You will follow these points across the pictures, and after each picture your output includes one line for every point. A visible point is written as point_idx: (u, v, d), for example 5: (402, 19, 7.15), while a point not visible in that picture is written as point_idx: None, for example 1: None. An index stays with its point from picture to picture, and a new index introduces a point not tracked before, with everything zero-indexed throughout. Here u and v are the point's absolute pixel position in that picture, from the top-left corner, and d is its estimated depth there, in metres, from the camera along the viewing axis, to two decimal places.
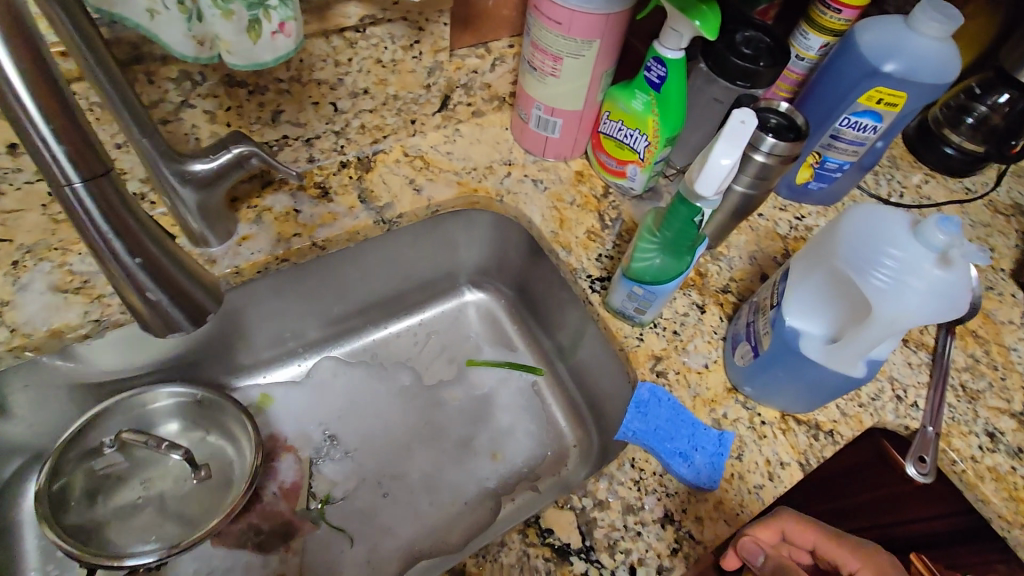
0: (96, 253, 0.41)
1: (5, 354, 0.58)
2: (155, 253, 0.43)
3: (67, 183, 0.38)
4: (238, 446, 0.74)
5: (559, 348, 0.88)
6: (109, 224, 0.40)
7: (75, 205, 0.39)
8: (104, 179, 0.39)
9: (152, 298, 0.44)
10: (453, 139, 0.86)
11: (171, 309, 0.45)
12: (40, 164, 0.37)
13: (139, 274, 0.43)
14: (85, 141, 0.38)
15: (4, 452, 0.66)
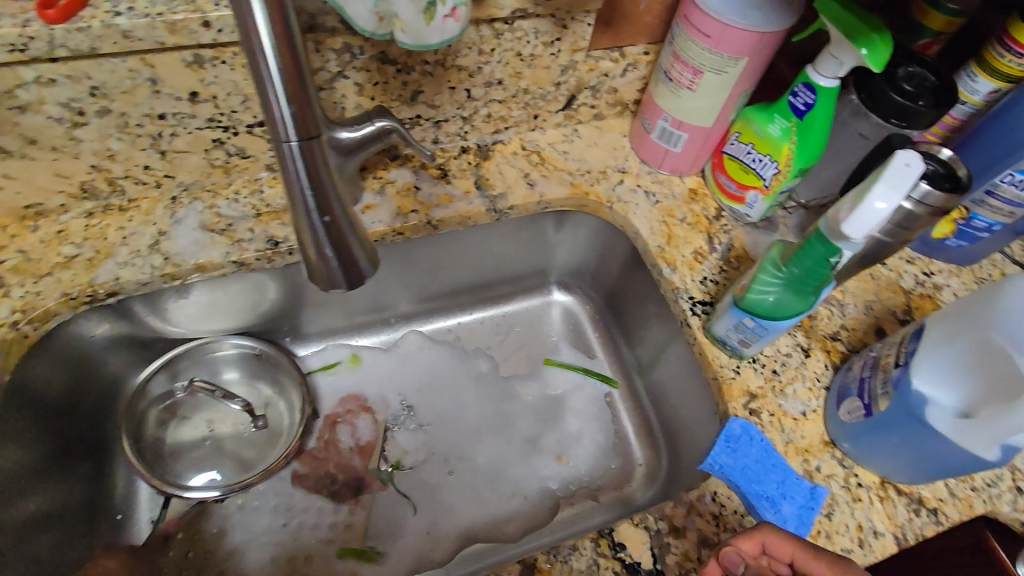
0: (293, 205, 0.45)
1: (156, 280, 0.65)
2: (339, 215, 0.46)
3: (286, 140, 0.42)
4: (292, 399, 0.78)
5: (640, 365, 0.87)
6: (308, 182, 0.44)
7: (288, 160, 0.43)
8: (313, 143, 0.43)
9: (323, 253, 0.47)
10: (571, 139, 0.86)
11: (336, 269, 0.48)
12: (269, 121, 0.42)
13: (320, 231, 0.46)
14: (307, 105, 0.42)
15: (133, 361, 0.73)
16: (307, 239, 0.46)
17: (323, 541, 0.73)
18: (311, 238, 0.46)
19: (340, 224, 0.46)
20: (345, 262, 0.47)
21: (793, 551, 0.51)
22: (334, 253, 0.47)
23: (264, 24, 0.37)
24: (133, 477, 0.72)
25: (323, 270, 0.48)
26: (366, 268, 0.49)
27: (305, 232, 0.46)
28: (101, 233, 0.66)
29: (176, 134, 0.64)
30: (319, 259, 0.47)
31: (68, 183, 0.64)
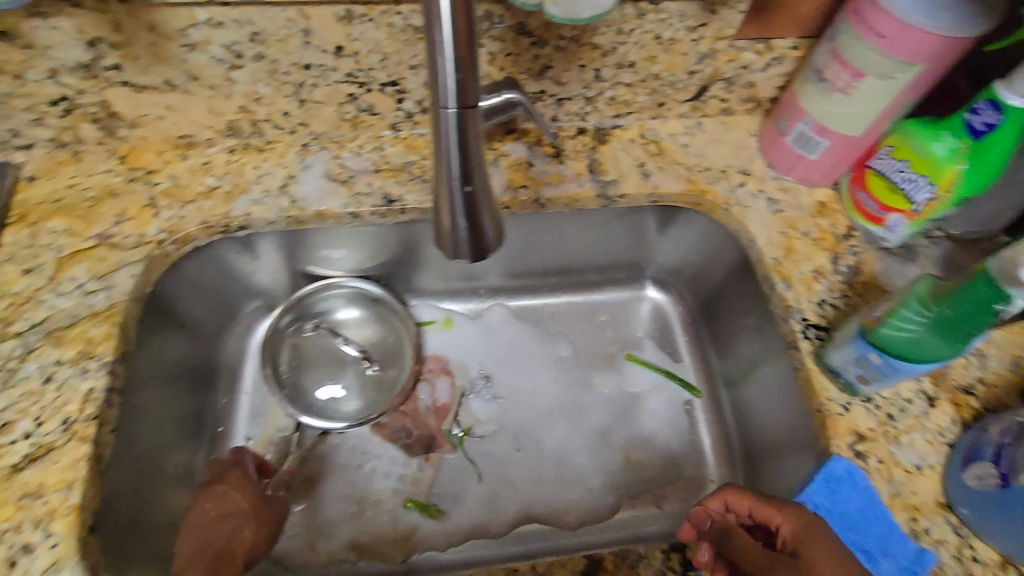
0: (437, 172, 0.46)
1: (283, 220, 0.69)
2: (478, 186, 0.46)
3: (445, 107, 0.42)
4: (404, 347, 0.82)
5: (729, 378, 0.82)
6: (458, 151, 0.44)
7: (442, 126, 0.43)
8: (469, 113, 0.42)
9: (456, 223, 0.48)
10: (693, 132, 0.81)
11: (464, 238, 0.49)
12: (432, 85, 0.41)
13: (458, 201, 0.46)
14: (473, 73, 0.41)
15: (248, 291, 0.79)
16: (443, 205, 0.47)
17: (391, 490, 0.77)
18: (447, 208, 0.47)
19: (478, 197, 0.46)
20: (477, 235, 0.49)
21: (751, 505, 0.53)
22: (467, 224, 0.48)
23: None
24: (234, 395, 0.78)
25: (452, 239, 0.49)
26: (493, 240, 0.50)
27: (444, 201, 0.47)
28: (240, 169, 0.71)
29: (316, 85, 0.67)
30: (450, 227, 0.48)
31: (218, 119, 0.69)
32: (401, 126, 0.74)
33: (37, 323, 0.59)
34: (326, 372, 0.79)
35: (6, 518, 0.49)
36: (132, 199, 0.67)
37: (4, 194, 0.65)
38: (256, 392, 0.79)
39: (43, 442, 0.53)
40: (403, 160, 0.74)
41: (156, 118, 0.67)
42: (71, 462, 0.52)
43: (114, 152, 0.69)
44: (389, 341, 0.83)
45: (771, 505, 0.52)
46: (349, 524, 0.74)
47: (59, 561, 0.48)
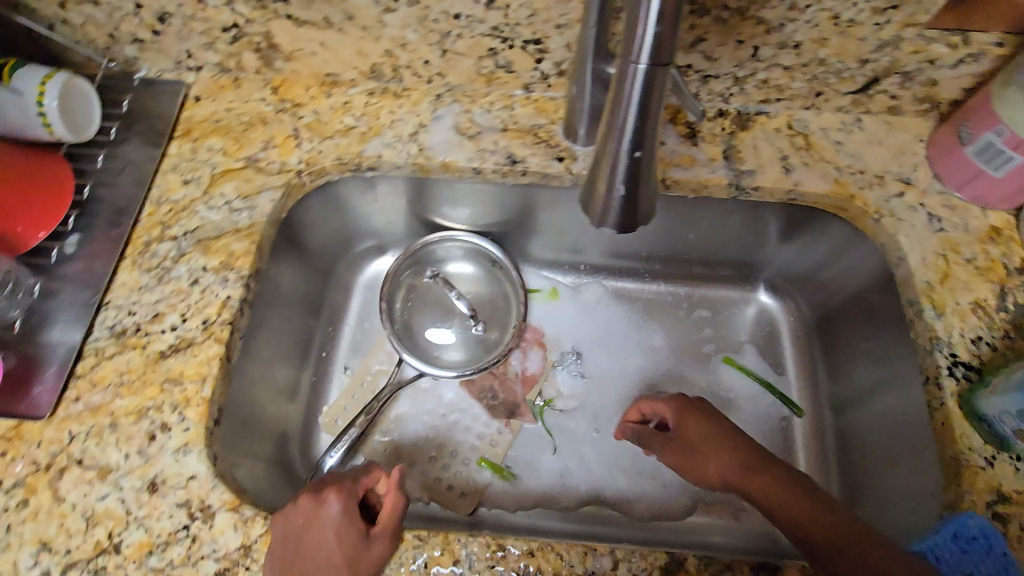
0: (608, 131, 0.45)
1: (410, 167, 0.71)
2: (648, 153, 0.46)
3: (636, 61, 0.41)
4: (511, 314, 0.84)
5: (840, 404, 0.77)
6: (638, 108, 0.43)
7: (627, 80, 0.42)
8: (659, 71, 0.41)
9: (613, 185, 0.47)
10: (850, 129, 0.73)
11: (618, 203, 0.48)
12: (627, 36, 0.41)
13: (623, 163, 0.46)
14: (674, 29, 0.39)
15: (364, 230, 0.83)
16: (605, 164, 0.47)
17: (470, 444, 0.80)
18: (610, 167, 0.46)
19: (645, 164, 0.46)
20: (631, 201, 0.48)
21: (653, 408, 0.72)
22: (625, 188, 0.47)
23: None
24: (337, 326, 0.83)
25: (605, 201, 0.49)
26: (643, 213, 0.50)
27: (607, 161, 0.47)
28: (376, 112, 0.73)
29: (461, 36, 0.67)
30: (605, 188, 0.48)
31: (363, 61, 0.71)
32: (534, 88, 0.73)
33: (189, 231, 0.65)
34: (435, 321, 0.84)
35: (151, 397, 0.56)
36: (278, 128, 0.72)
37: (174, 110, 0.72)
38: (358, 327, 0.84)
39: (185, 336, 0.59)
40: (532, 123, 0.73)
41: (310, 53, 0.70)
42: (206, 359, 0.57)
43: (268, 82, 0.74)
44: (497, 305, 0.85)
45: (659, 405, 0.71)
46: (428, 466, 0.78)
47: (189, 444, 0.54)
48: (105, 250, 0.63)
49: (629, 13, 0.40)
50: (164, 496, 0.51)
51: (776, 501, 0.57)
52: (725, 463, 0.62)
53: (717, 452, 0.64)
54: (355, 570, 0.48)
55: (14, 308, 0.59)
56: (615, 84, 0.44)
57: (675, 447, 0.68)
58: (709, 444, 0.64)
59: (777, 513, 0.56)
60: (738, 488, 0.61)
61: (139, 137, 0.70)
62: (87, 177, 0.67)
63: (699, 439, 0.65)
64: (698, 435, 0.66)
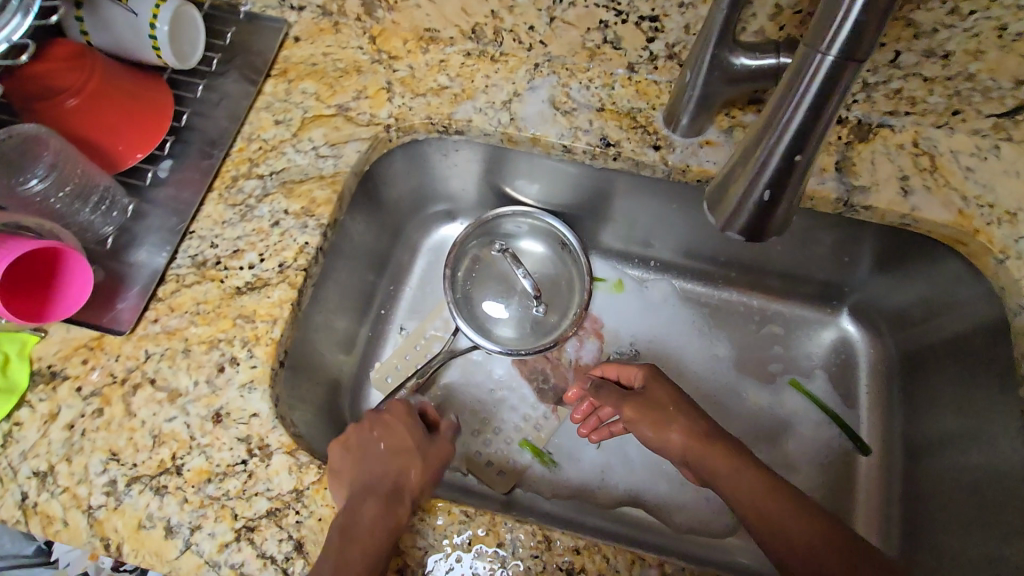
0: (764, 127, 0.43)
1: (499, 136, 0.69)
2: (804, 161, 0.43)
3: (824, 52, 0.38)
4: (574, 301, 0.81)
5: (913, 449, 0.72)
6: (810, 107, 0.40)
7: (807, 72, 0.39)
8: (846, 68, 0.38)
9: (754, 189, 0.45)
10: (985, 156, 0.65)
11: (752, 208, 0.46)
12: (820, 24, 0.38)
13: (772, 166, 0.43)
14: (881, 19, 0.36)
15: (439, 194, 0.81)
16: (751, 165, 0.44)
17: (514, 424, 0.79)
18: (754, 169, 0.44)
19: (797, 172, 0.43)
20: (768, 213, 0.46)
21: (623, 370, 0.72)
22: (766, 197, 0.45)
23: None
24: (399, 285, 0.84)
25: (739, 206, 0.46)
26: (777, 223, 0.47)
27: (752, 161, 0.44)
28: (471, 74, 0.71)
29: (574, 4, 0.64)
30: (743, 191, 0.46)
31: (466, 19, 0.69)
32: (639, 68, 0.69)
33: (275, 171, 0.65)
34: (495, 295, 0.82)
35: (223, 330, 0.57)
36: (372, 79, 0.70)
37: (273, 48, 0.72)
38: (419, 289, 0.84)
39: (261, 276, 0.59)
40: (631, 105, 0.69)
41: (415, 6, 0.69)
42: (279, 301, 0.58)
43: (367, 31, 0.73)
44: (561, 289, 0.83)
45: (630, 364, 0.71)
46: (469, 439, 0.78)
47: (254, 382, 0.54)
48: (194, 179, 0.64)
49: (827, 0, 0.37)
50: (227, 428, 0.53)
51: (727, 470, 0.58)
52: (688, 428, 0.63)
53: (679, 414, 0.64)
54: (427, 455, 0.58)
55: (106, 223, 0.61)
56: (787, 75, 0.41)
57: (638, 403, 0.67)
58: (677, 410, 0.65)
59: (722, 482, 0.58)
60: (692, 456, 0.61)
61: (237, 71, 0.70)
62: (184, 105, 0.67)
63: (666, 402, 0.65)
64: (666, 398, 0.66)
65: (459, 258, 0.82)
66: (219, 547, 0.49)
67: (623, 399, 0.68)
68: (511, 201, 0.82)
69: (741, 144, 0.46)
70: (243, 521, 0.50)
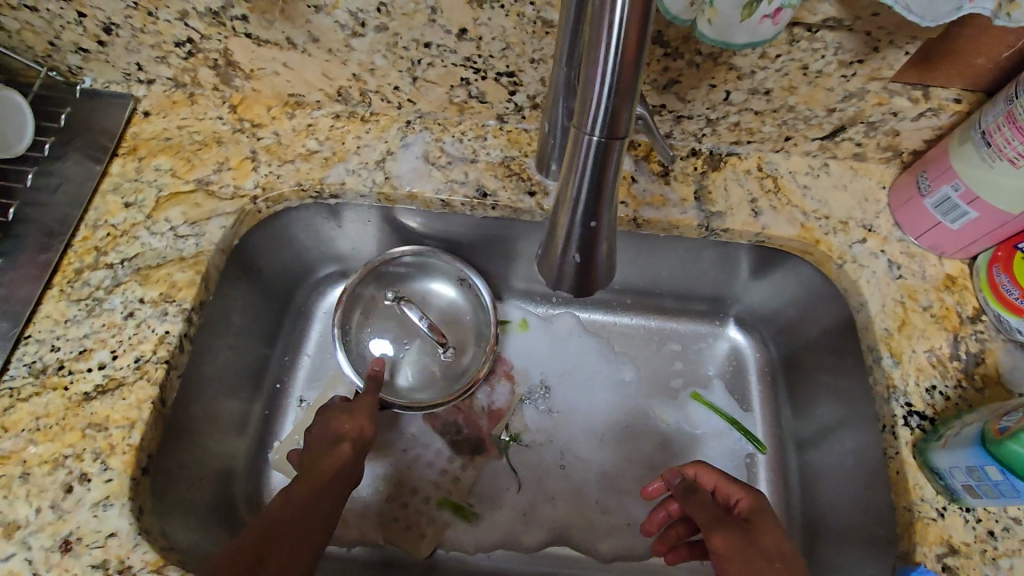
0: (561, 196, 0.46)
1: (374, 196, 0.68)
2: (604, 221, 0.46)
3: (589, 133, 0.40)
4: (483, 337, 0.78)
5: (803, 441, 0.78)
6: (590, 181, 0.43)
7: (580, 150, 0.42)
8: (614, 141, 0.41)
9: (569, 250, 0.48)
10: (817, 173, 0.74)
11: (571, 265, 0.49)
12: (582, 106, 0.39)
13: (577, 229, 0.47)
14: (629, 100, 0.38)
15: (326, 256, 0.78)
16: (561, 231, 0.48)
17: (432, 481, 0.78)
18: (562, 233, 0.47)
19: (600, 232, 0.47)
20: (584, 269, 0.50)
21: (717, 483, 0.61)
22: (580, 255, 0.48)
23: (622, 9, 0.34)
24: (295, 354, 0.79)
25: (561, 265, 0.50)
26: (601, 269, 0.50)
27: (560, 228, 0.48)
28: (341, 137, 0.70)
29: (432, 64, 0.65)
30: (561, 251, 0.49)
31: (329, 83, 0.68)
32: (508, 119, 0.72)
33: (128, 258, 0.60)
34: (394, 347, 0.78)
35: (70, 445, 0.50)
36: (234, 149, 0.67)
37: (120, 125, 0.67)
38: (316, 356, 0.80)
39: (114, 376, 0.53)
40: (504, 154, 0.71)
41: (272, 73, 0.67)
42: (137, 402, 0.52)
43: (226, 100, 0.70)
44: (465, 324, 0.80)
45: (734, 483, 0.60)
46: (385, 503, 0.76)
47: (110, 497, 0.48)
48: (29, 277, 0.57)
49: (584, 85, 0.39)
50: (79, 556, 0.46)
51: None
52: None
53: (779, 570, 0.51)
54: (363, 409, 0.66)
55: None
56: (570, 151, 0.43)
57: (733, 536, 0.55)
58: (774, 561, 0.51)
59: None
60: None
61: (78, 152, 0.64)
62: (15, 195, 0.61)
63: (773, 555, 0.52)
64: (774, 549, 0.53)
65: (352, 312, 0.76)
66: None
67: (714, 526, 0.57)
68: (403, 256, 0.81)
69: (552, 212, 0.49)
70: None
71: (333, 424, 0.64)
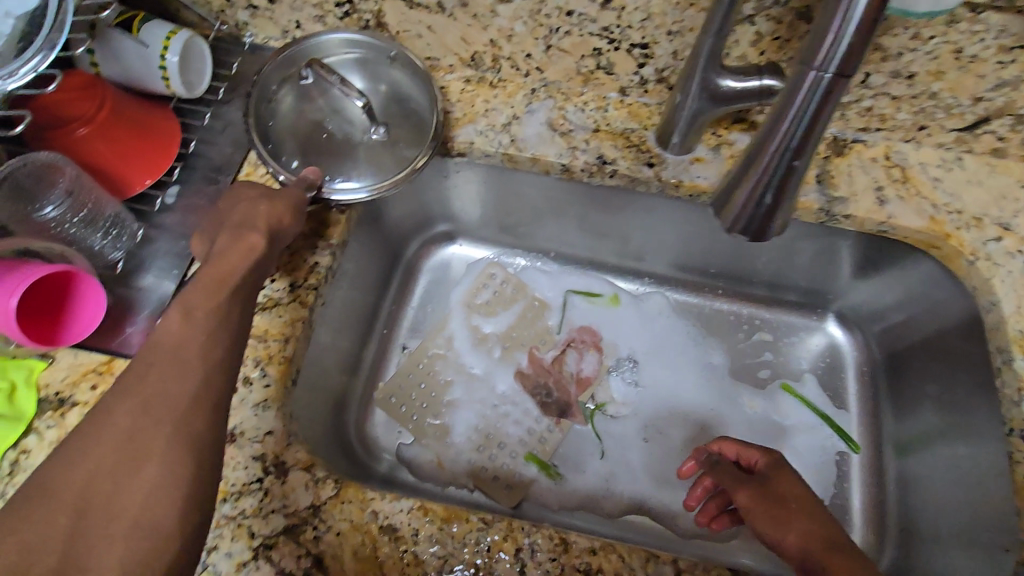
0: (763, 141, 0.45)
1: (498, 156, 0.72)
2: (802, 166, 0.45)
3: (819, 69, 0.41)
4: (427, 127, 0.69)
5: (902, 446, 0.75)
6: (808, 118, 0.43)
7: (800, 88, 0.42)
8: (840, 81, 0.41)
9: (758, 191, 0.47)
10: (949, 167, 0.71)
11: (756, 211, 0.48)
12: (815, 40, 0.40)
13: (775, 173, 0.46)
14: (866, 41, 0.39)
15: (432, 215, 0.84)
16: (752, 174, 0.47)
17: (518, 438, 0.78)
18: (757, 177, 0.47)
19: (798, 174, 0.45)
20: (766, 214, 0.49)
21: (738, 448, 0.64)
22: (768, 201, 0.47)
23: None
24: (398, 304, 0.84)
25: (743, 208, 0.49)
26: (778, 223, 0.49)
27: (754, 168, 0.47)
28: (471, 100, 0.74)
29: (569, 33, 0.68)
30: (745, 199, 0.48)
31: (465, 48, 0.72)
32: (630, 92, 0.73)
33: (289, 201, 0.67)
34: (323, 145, 0.68)
35: None
36: None
37: None
38: (420, 309, 0.85)
39: (272, 296, 0.60)
40: (625, 126, 0.73)
41: (416, 36, 0.72)
42: (291, 320, 0.59)
43: None
44: (402, 109, 0.70)
45: (752, 446, 0.63)
46: (475, 453, 0.76)
47: (268, 400, 0.55)
48: (201, 203, 0.65)
49: (819, 23, 0.40)
50: (241, 447, 0.53)
51: None
52: (811, 529, 0.51)
53: (798, 510, 0.53)
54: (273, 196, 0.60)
55: (115, 248, 0.60)
56: (787, 87, 0.43)
57: (755, 487, 0.57)
58: (793, 501, 0.54)
59: None
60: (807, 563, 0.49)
61: (241, 99, 0.72)
62: (192, 132, 0.69)
63: (789, 496, 0.55)
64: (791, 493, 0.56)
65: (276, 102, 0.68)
66: (237, 567, 0.48)
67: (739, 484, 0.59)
68: (487, 231, 0.87)
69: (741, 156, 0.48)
70: (260, 539, 0.49)
71: (248, 209, 0.58)
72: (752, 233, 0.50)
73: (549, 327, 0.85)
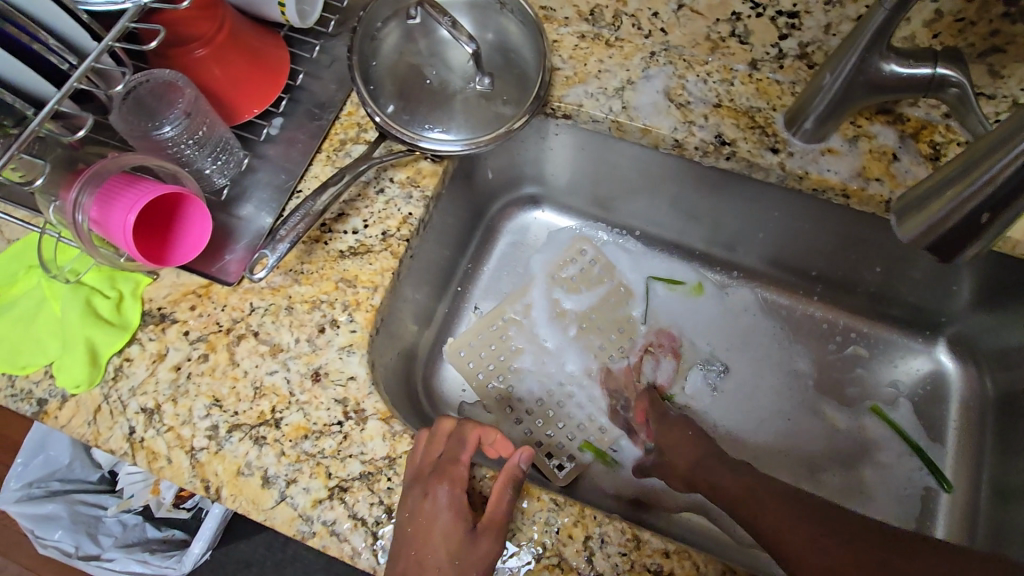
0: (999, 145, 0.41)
1: (606, 122, 0.67)
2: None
3: None
4: (531, 81, 0.65)
5: (1004, 492, 0.67)
6: None
7: None
8: None
9: (973, 202, 0.43)
10: None
11: (967, 209, 0.43)
12: None
13: (1000, 179, 0.41)
14: None
15: (520, 175, 0.81)
16: (977, 174, 0.42)
17: (582, 416, 0.77)
18: (972, 184, 0.43)
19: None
20: (966, 236, 0.45)
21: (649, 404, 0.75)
22: (983, 218, 0.43)
23: None
24: (475, 262, 0.83)
25: (949, 214, 0.44)
26: (989, 231, 0.44)
27: (977, 174, 0.42)
28: (584, 58, 0.69)
29: None
30: (958, 200, 0.44)
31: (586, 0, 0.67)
32: (761, 66, 0.67)
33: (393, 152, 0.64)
34: (425, 91, 0.64)
35: (326, 292, 0.58)
36: None
37: None
38: (496, 271, 0.83)
39: (365, 242, 0.60)
40: (750, 104, 0.66)
41: None
42: (381, 269, 0.59)
43: None
44: (508, 58, 0.66)
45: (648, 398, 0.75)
46: (536, 423, 0.76)
47: (353, 346, 0.55)
48: (303, 139, 0.65)
49: None
50: (325, 388, 0.54)
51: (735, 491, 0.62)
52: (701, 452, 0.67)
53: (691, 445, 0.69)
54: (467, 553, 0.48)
55: (221, 175, 0.61)
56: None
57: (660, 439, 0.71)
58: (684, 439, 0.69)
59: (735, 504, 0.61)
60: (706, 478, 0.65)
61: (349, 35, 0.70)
62: (299, 64, 0.68)
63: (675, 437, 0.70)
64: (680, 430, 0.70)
65: (378, 39, 0.65)
66: (313, 503, 0.50)
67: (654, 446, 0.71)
68: (575, 199, 0.83)
69: (956, 163, 0.44)
70: (336, 481, 0.51)
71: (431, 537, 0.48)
72: (940, 251, 0.46)
73: (625, 308, 0.81)
